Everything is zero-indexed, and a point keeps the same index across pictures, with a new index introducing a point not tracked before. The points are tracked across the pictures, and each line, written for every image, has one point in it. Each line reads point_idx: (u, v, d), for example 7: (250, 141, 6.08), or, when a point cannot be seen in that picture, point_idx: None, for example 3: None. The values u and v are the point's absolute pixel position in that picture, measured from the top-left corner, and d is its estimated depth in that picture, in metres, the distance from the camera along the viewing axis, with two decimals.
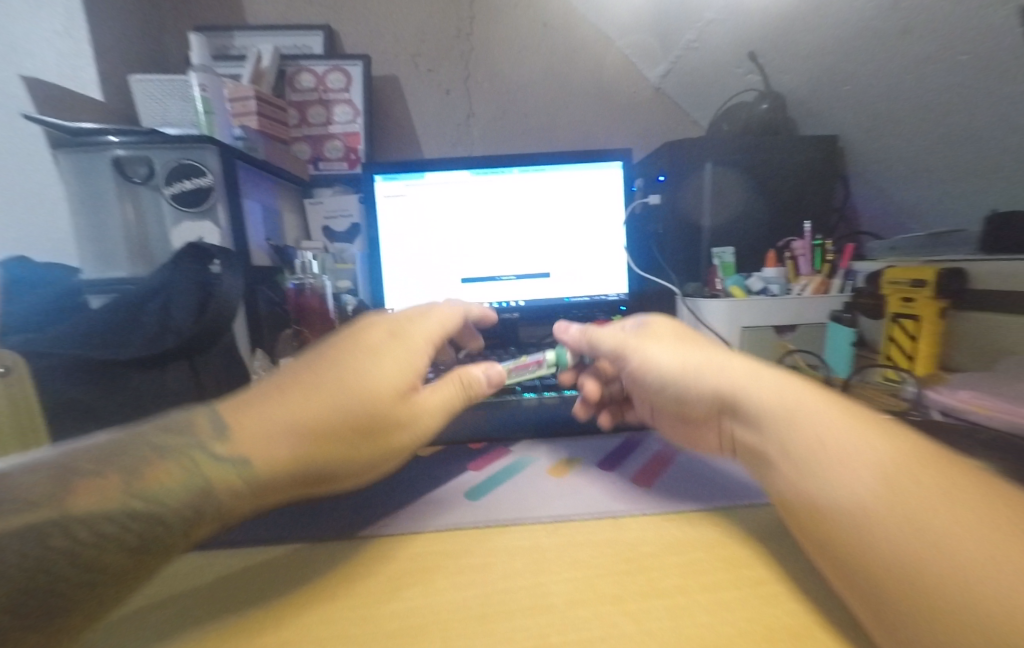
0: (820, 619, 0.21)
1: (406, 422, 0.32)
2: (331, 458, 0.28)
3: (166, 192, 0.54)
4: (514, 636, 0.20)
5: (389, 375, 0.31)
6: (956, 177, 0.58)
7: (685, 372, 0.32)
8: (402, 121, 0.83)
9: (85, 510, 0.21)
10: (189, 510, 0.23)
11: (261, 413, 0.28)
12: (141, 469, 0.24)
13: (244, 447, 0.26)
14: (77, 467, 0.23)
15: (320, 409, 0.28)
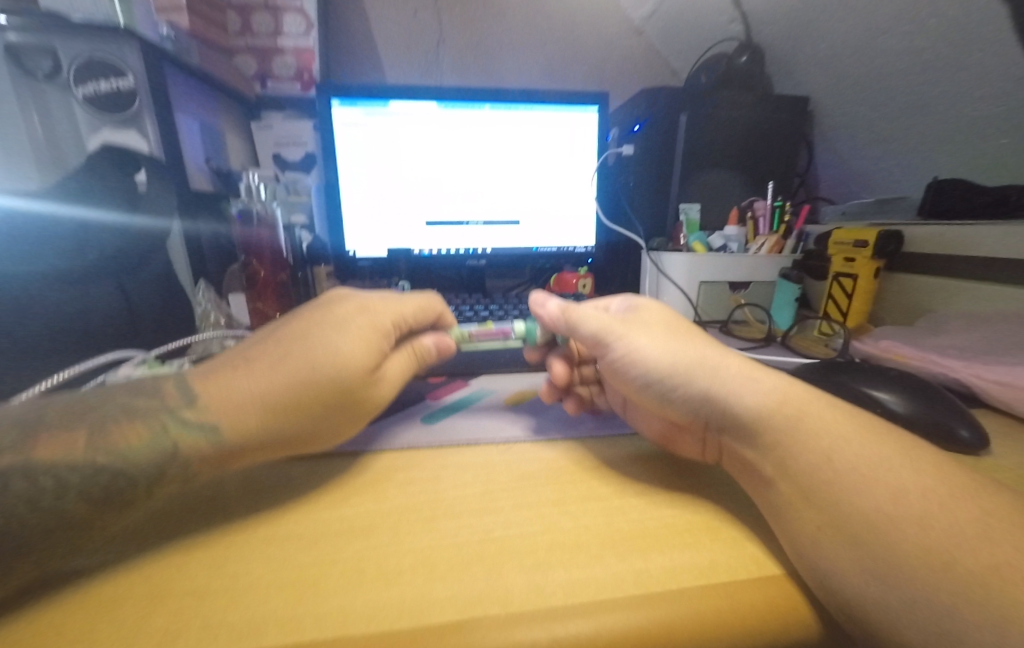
0: (736, 517, 0.24)
1: (378, 396, 0.29)
2: (305, 432, 0.26)
3: (79, 92, 0.48)
4: (459, 533, 0.22)
5: (362, 348, 0.28)
6: (909, 147, 0.60)
7: (672, 372, 0.27)
8: (363, 41, 0.76)
9: (49, 459, 0.21)
10: (152, 466, 0.22)
11: (231, 382, 0.25)
12: (108, 427, 0.23)
13: (215, 414, 0.24)
14: (44, 421, 0.22)
15: (289, 384, 0.25)
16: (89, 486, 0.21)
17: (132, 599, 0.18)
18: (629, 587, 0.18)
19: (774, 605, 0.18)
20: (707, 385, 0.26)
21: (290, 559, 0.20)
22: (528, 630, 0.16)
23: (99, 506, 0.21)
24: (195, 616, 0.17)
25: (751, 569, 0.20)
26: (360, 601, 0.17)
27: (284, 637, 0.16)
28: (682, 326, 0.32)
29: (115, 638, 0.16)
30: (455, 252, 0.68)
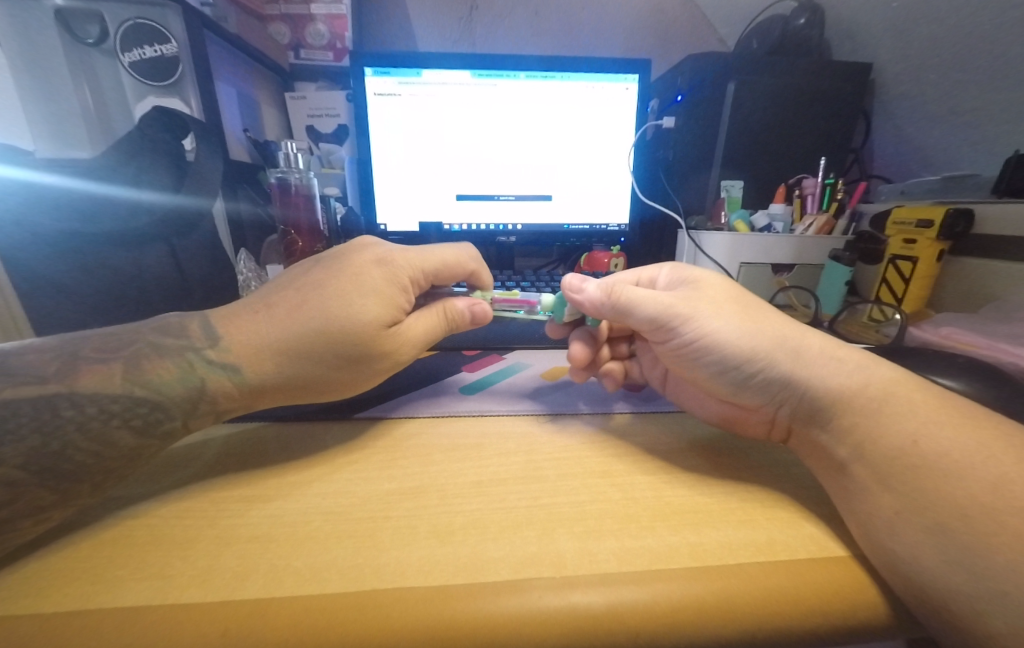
0: (790, 498, 0.23)
1: (399, 354, 0.29)
2: (321, 383, 0.27)
3: (124, 58, 0.48)
4: (508, 499, 0.21)
5: (380, 304, 0.27)
6: (985, 120, 0.55)
7: (753, 358, 0.26)
8: (396, 8, 0.74)
9: (91, 390, 0.23)
10: (186, 401, 0.24)
11: (252, 324, 0.26)
12: (141, 361, 0.25)
13: (237, 356, 0.25)
14: (83, 356, 0.24)
15: (307, 338, 0.26)
16: (130, 415, 0.23)
17: (202, 541, 0.19)
18: (683, 558, 0.18)
19: (840, 586, 0.18)
20: (790, 371, 0.25)
21: (346, 512, 0.21)
22: (585, 593, 0.16)
23: (142, 435, 0.23)
24: (263, 558, 0.18)
25: (811, 549, 0.19)
26: (417, 554, 0.18)
27: (347, 585, 0.16)
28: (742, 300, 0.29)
29: (191, 575, 0.17)
30: (486, 227, 0.68)
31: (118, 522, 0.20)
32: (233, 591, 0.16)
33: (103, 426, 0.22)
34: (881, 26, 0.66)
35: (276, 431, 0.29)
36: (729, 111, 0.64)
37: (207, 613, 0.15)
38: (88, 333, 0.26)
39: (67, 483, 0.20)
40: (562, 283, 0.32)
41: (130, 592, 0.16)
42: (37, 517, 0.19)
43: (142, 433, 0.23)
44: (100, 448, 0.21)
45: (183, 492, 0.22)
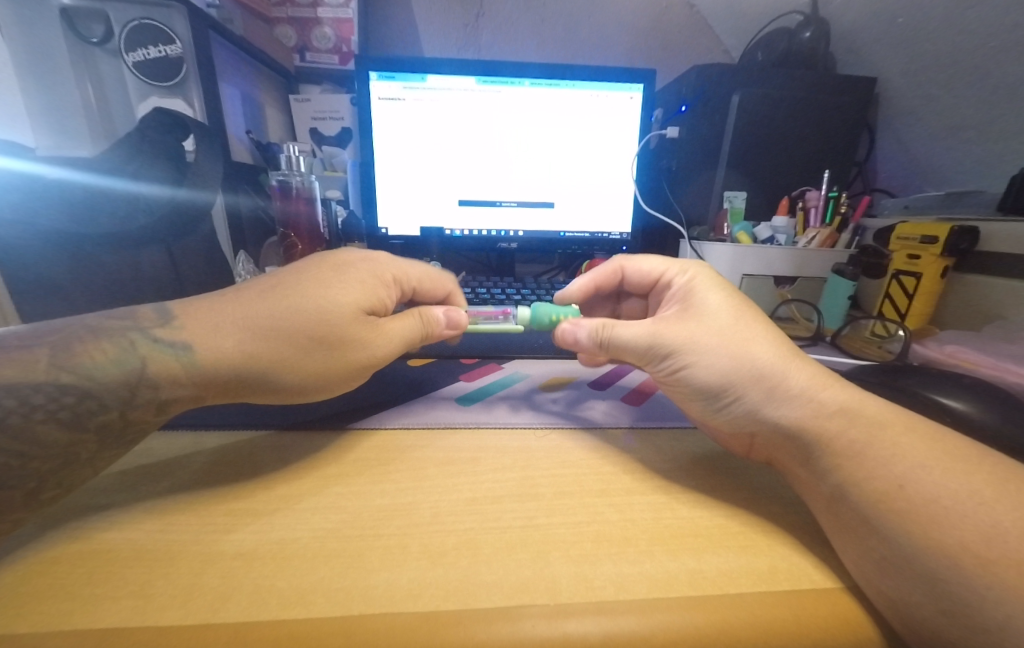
0: (791, 524, 0.22)
1: (378, 343, 0.29)
2: (296, 363, 0.26)
3: (128, 58, 0.48)
4: (502, 518, 0.21)
5: (359, 292, 0.29)
6: (990, 136, 0.55)
7: (722, 388, 0.26)
8: (403, 13, 0.74)
9: (9, 379, 0.21)
10: (122, 387, 0.23)
11: (217, 317, 0.26)
12: (72, 346, 0.24)
13: (189, 335, 0.25)
14: (9, 345, 0.23)
15: (278, 331, 0.26)
16: (56, 407, 0.22)
17: (184, 558, 0.18)
18: (681, 587, 0.17)
19: (841, 620, 0.17)
20: (761, 403, 0.25)
21: (335, 529, 0.20)
22: (579, 622, 0.16)
23: (73, 428, 0.22)
24: (245, 578, 0.17)
25: (812, 579, 0.19)
26: (406, 577, 0.17)
27: (333, 609, 0.16)
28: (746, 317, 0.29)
29: (170, 595, 0.16)
30: (487, 233, 0.67)
31: (95, 530, 0.20)
32: (213, 613, 0.16)
33: (18, 422, 0.21)
34: (886, 40, 0.66)
35: (268, 440, 0.28)
36: (734, 121, 0.64)
37: (186, 636, 0.15)
38: (13, 327, 0.24)
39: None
40: (556, 334, 0.33)
41: (101, 614, 0.16)
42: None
43: (74, 427, 0.22)
44: (26, 449, 0.20)
45: (160, 504, 0.22)
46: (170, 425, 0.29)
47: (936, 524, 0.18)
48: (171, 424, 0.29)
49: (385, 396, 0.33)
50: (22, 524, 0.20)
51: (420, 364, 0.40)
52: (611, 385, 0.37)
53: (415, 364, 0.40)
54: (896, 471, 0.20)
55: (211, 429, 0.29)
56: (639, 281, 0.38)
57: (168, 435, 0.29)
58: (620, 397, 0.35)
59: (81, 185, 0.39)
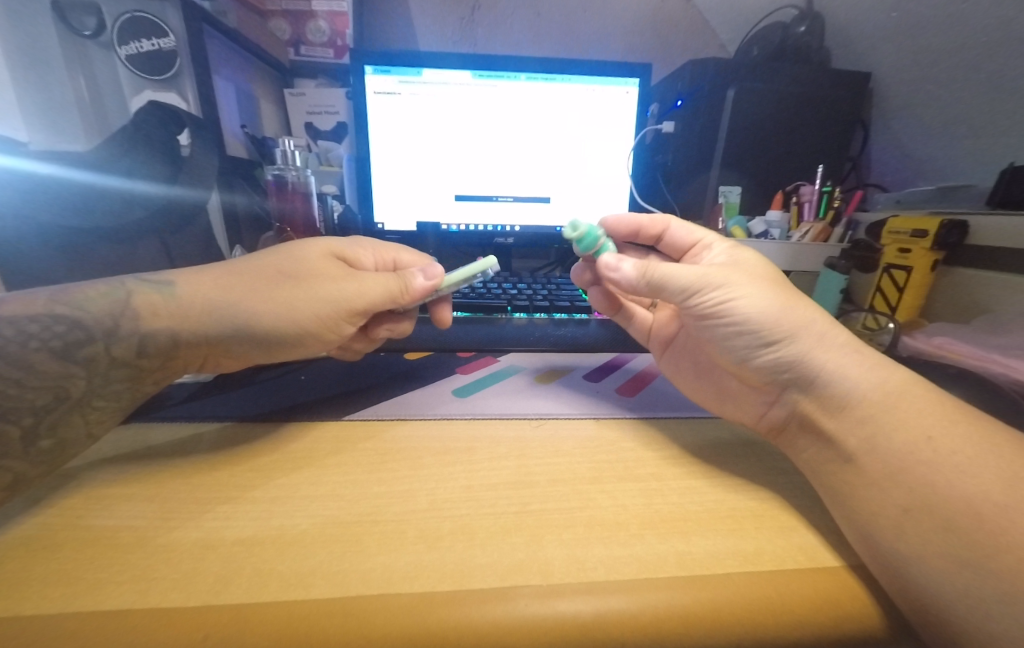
0: (781, 507, 0.23)
1: (349, 282, 0.32)
2: (263, 294, 0.29)
3: (121, 52, 0.48)
4: (497, 505, 0.21)
5: (332, 243, 0.34)
6: (982, 132, 0.56)
7: (777, 328, 0.25)
8: (398, 7, 0.74)
9: (11, 313, 0.23)
10: (107, 317, 0.25)
11: (200, 271, 0.30)
12: (68, 291, 0.26)
13: (172, 278, 0.29)
14: (12, 293, 0.25)
15: (247, 270, 0.30)
16: (50, 337, 0.23)
17: (184, 544, 0.19)
18: (670, 568, 0.18)
19: (824, 597, 0.18)
20: (810, 350, 0.25)
21: (335, 516, 0.20)
22: (570, 602, 0.16)
23: (65, 361, 0.23)
24: (247, 562, 0.18)
25: (798, 560, 0.19)
26: (403, 561, 0.18)
27: (333, 591, 0.16)
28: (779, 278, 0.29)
29: (173, 579, 0.17)
30: (483, 228, 0.67)
31: (83, 502, 0.21)
32: (215, 596, 0.16)
33: (17, 353, 0.22)
34: (880, 35, 0.67)
35: (267, 430, 0.28)
36: (729, 117, 0.65)
37: (191, 616, 0.15)
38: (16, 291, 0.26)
39: (0, 423, 0.21)
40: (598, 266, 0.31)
41: (106, 599, 0.16)
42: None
43: (67, 366, 0.23)
44: (25, 385, 0.22)
45: (152, 490, 0.22)
46: (164, 414, 0.30)
47: None
48: (165, 413, 0.30)
49: (382, 389, 0.33)
50: (12, 497, 0.21)
51: (416, 358, 0.40)
52: (607, 377, 0.38)
53: (412, 358, 0.40)
54: None
55: (212, 416, 0.29)
56: (674, 244, 0.38)
57: (160, 423, 0.29)
58: (614, 388, 0.36)
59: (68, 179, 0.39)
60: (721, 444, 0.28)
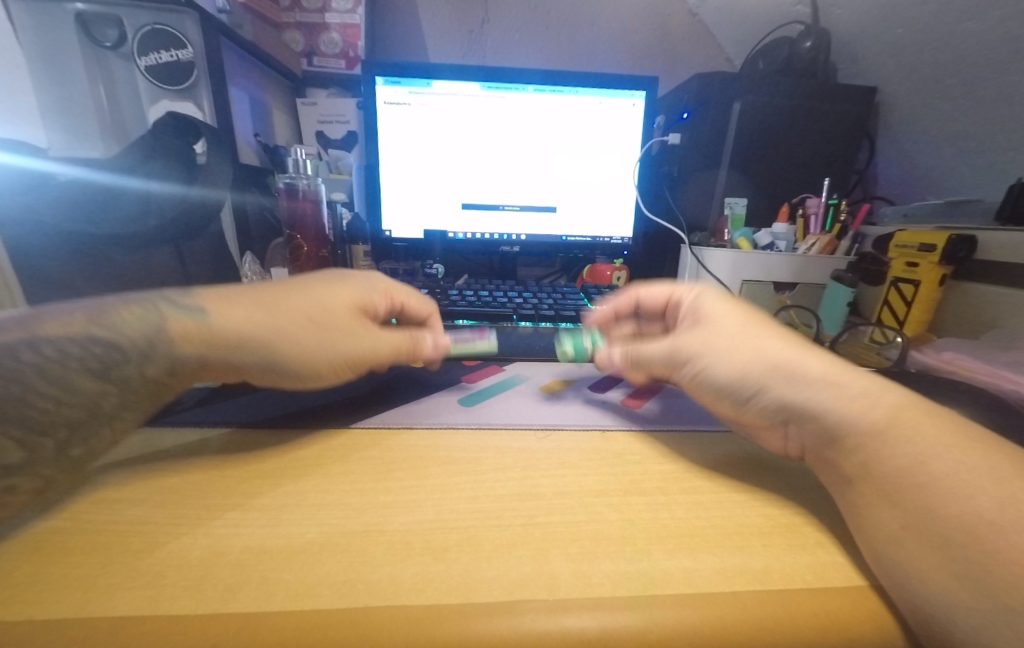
0: (789, 522, 0.23)
1: (359, 340, 0.31)
2: (293, 345, 0.28)
3: (141, 63, 0.49)
4: (503, 516, 0.21)
5: (355, 292, 0.33)
6: (989, 146, 0.56)
7: (746, 383, 0.27)
8: (408, 19, 0.75)
9: (50, 333, 0.22)
10: (143, 341, 0.24)
11: (230, 299, 0.28)
12: (105, 310, 0.25)
13: (206, 304, 0.27)
14: (48, 308, 0.24)
15: (278, 316, 0.28)
16: (88, 357, 0.23)
17: (193, 551, 0.19)
18: (677, 585, 0.18)
19: (833, 618, 0.17)
20: (785, 395, 0.25)
21: (342, 525, 0.20)
22: (576, 618, 0.16)
23: (101, 379, 0.23)
24: (254, 571, 0.18)
25: (807, 579, 0.19)
26: (409, 572, 0.18)
27: (339, 602, 0.16)
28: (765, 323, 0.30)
29: (182, 586, 0.17)
30: (489, 237, 0.68)
31: (94, 507, 0.21)
32: (223, 604, 0.16)
33: (55, 371, 0.22)
34: (886, 51, 0.67)
35: (274, 437, 0.29)
36: (735, 129, 0.65)
37: (197, 625, 0.15)
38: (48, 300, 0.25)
39: (37, 437, 0.21)
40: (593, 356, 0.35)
41: (115, 604, 0.16)
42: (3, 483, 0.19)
43: (101, 384, 0.23)
44: (62, 402, 0.22)
45: (161, 493, 0.22)
46: (173, 420, 0.30)
47: (932, 525, 0.19)
48: (173, 419, 0.30)
49: (388, 398, 0.34)
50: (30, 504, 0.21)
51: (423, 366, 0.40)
52: (612, 387, 0.38)
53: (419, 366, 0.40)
54: (888, 472, 0.21)
55: (220, 423, 0.30)
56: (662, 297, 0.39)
57: (168, 428, 0.29)
58: (620, 400, 0.35)
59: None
60: (728, 457, 0.28)
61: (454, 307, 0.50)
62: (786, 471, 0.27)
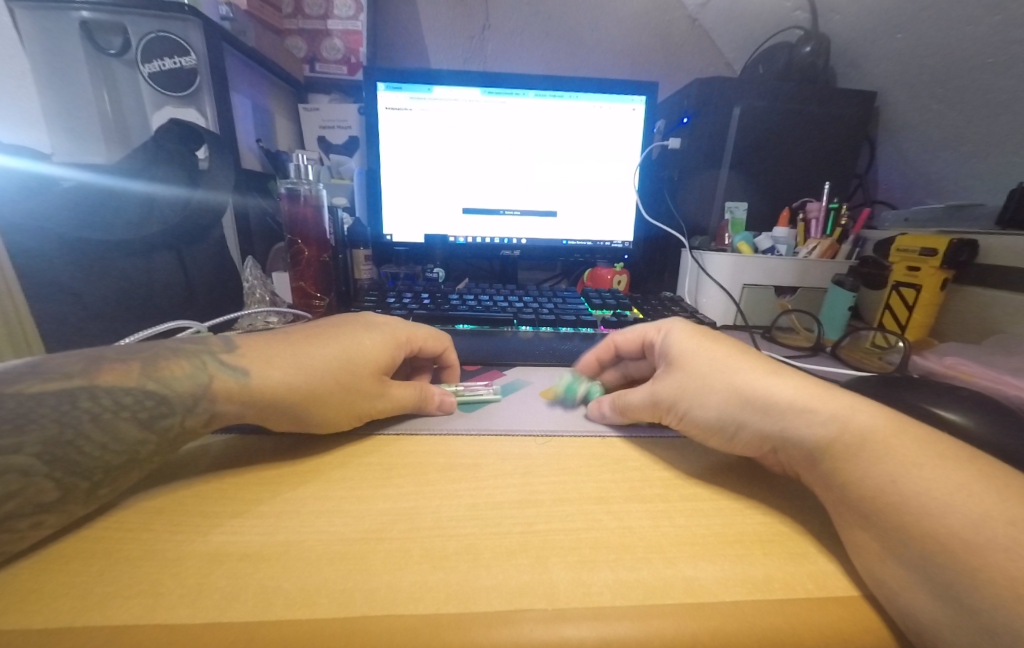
0: (789, 530, 0.22)
1: (380, 400, 0.30)
2: (319, 404, 0.27)
3: (145, 70, 0.49)
4: (502, 523, 0.21)
5: (382, 344, 0.32)
6: (990, 150, 0.56)
7: (726, 424, 0.27)
8: (410, 25, 0.76)
9: (109, 383, 0.24)
10: (189, 395, 0.25)
11: (267, 352, 0.28)
12: (158, 362, 0.26)
13: (248, 362, 0.27)
14: (109, 357, 0.25)
15: (310, 377, 0.27)
16: (138, 407, 0.24)
17: (192, 559, 0.19)
18: (676, 594, 0.18)
19: (834, 628, 0.17)
20: (762, 425, 0.25)
21: (340, 532, 0.20)
22: (575, 627, 0.16)
23: (145, 428, 0.24)
24: (252, 579, 0.18)
25: (808, 588, 0.19)
26: (407, 580, 0.18)
27: (337, 610, 0.16)
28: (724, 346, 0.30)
29: (180, 594, 0.17)
30: (490, 241, 0.68)
31: (94, 514, 0.21)
32: (220, 613, 0.16)
33: (106, 419, 0.23)
34: (885, 55, 0.67)
35: (274, 444, 0.29)
36: (735, 134, 0.65)
37: (194, 634, 0.15)
38: (110, 348, 0.27)
39: (78, 481, 0.21)
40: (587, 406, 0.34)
41: (113, 613, 0.16)
42: (33, 520, 0.19)
43: (145, 436, 0.24)
44: (107, 450, 0.22)
45: (162, 502, 0.22)
46: None
47: (932, 533, 0.19)
48: None
49: None
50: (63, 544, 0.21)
51: None
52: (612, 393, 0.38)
53: None
54: (889, 480, 0.21)
55: (219, 431, 0.30)
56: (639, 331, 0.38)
57: None
58: None
59: (87, 186, 0.40)
60: (728, 463, 0.28)
61: (454, 311, 0.50)
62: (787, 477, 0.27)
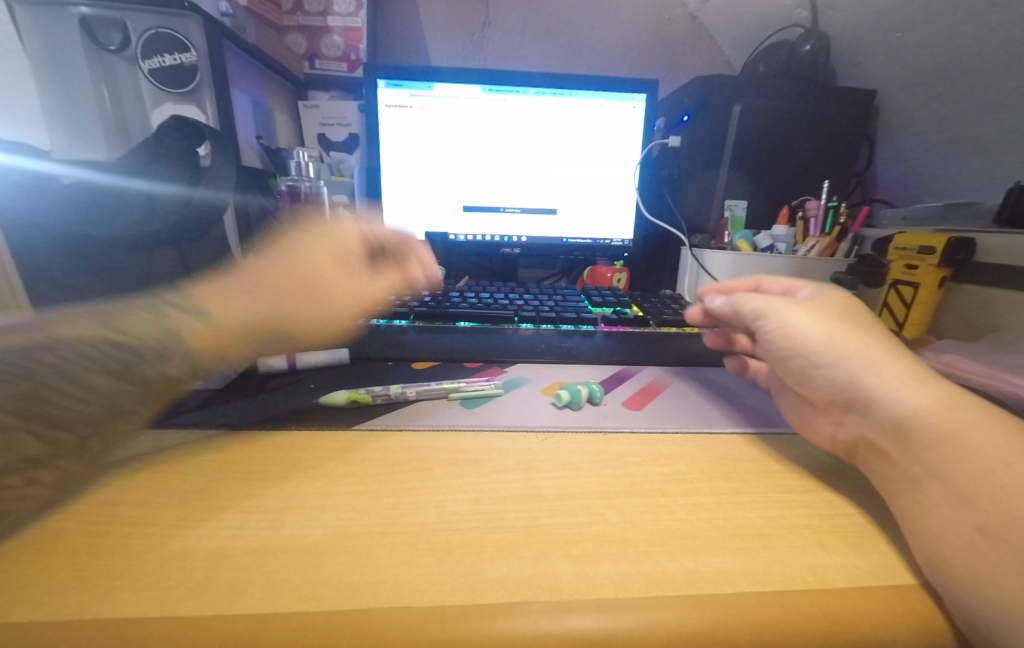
0: (789, 522, 0.23)
1: (328, 298, 0.42)
2: (297, 313, 0.38)
3: (144, 67, 0.49)
4: (505, 518, 0.22)
5: (324, 255, 0.45)
6: (989, 147, 0.56)
7: (824, 351, 0.27)
8: (410, 21, 0.76)
9: (76, 338, 0.27)
10: (156, 345, 0.29)
11: (221, 291, 0.36)
12: (116, 316, 0.29)
13: (197, 305, 0.33)
14: (67, 314, 0.29)
15: (279, 290, 0.38)
16: (107, 362, 0.27)
17: (197, 553, 0.19)
18: (679, 586, 0.18)
19: (835, 619, 0.17)
20: (861, 376, 0.26)
21: (345, 527, 0.21)
22: (579, 619, 0.16)
23: (119, 379, 0.27)
24: (258, 573, 0.18)
25: (807, 580, 0.19)
26: (413, 573, 0.18)
27: (343, 604, 0.16)
28: (864, 319, 0.30)
29: (186, 588, 0.17)
30: (490, 239, 0.68)
31: (98, 507, 0.22)
32: (226, 606, 0.16)
33: (81, 378, 0.25)
34: (885, 54, 0.68)
35: (277, 439, 0.29)
36: (735, 132, 0.65)
37: (200, 628, 0.15)
38: (64, 306, 0.30)
39: (60, 431, 0.23)
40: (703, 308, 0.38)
41: (118, 605, 0.16)
42: (28, 476, 0.21)
43: (122, 387, 0.26)
44: (84, 405, 0.25)
45: (166, 495, 0.23)
46: (170, 422, 0.30)
47: None
48: (170, 421, 0.30)
49: (394, 401, 0.34)
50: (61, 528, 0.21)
51: (424, 368, 0.41)
52: (615, 389, 0.38)
53: (420, 368, 0.41)
54: None
55: (220, 428, 0.30)
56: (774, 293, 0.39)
57: (166, 426, 0.30)
58: (621, 402, 0.35)
59: (85, 183, 0.40)
60: (730, 459, 0.28)
61: (455, 309, 0.51)
62: (788, 472, 0.27)
